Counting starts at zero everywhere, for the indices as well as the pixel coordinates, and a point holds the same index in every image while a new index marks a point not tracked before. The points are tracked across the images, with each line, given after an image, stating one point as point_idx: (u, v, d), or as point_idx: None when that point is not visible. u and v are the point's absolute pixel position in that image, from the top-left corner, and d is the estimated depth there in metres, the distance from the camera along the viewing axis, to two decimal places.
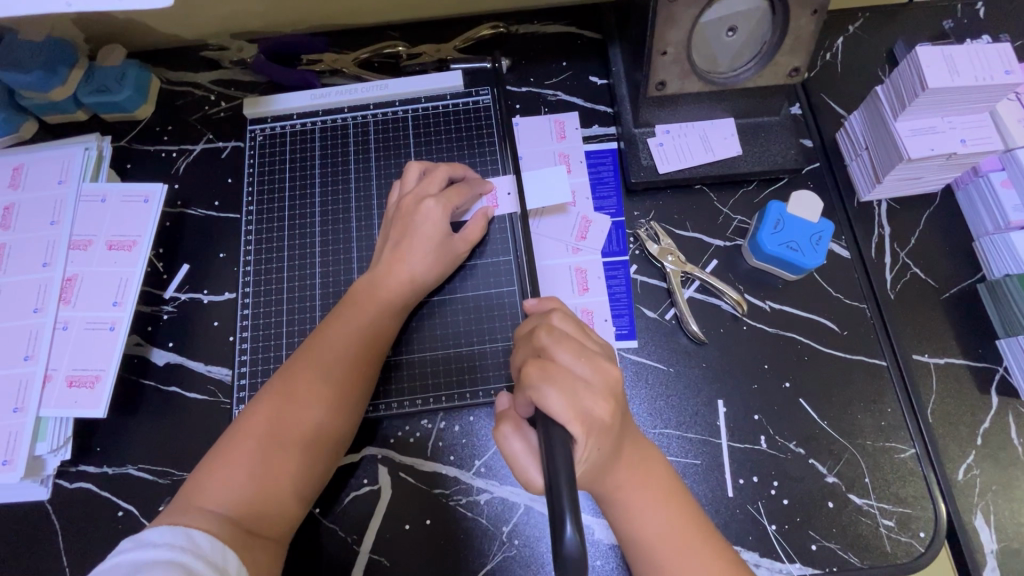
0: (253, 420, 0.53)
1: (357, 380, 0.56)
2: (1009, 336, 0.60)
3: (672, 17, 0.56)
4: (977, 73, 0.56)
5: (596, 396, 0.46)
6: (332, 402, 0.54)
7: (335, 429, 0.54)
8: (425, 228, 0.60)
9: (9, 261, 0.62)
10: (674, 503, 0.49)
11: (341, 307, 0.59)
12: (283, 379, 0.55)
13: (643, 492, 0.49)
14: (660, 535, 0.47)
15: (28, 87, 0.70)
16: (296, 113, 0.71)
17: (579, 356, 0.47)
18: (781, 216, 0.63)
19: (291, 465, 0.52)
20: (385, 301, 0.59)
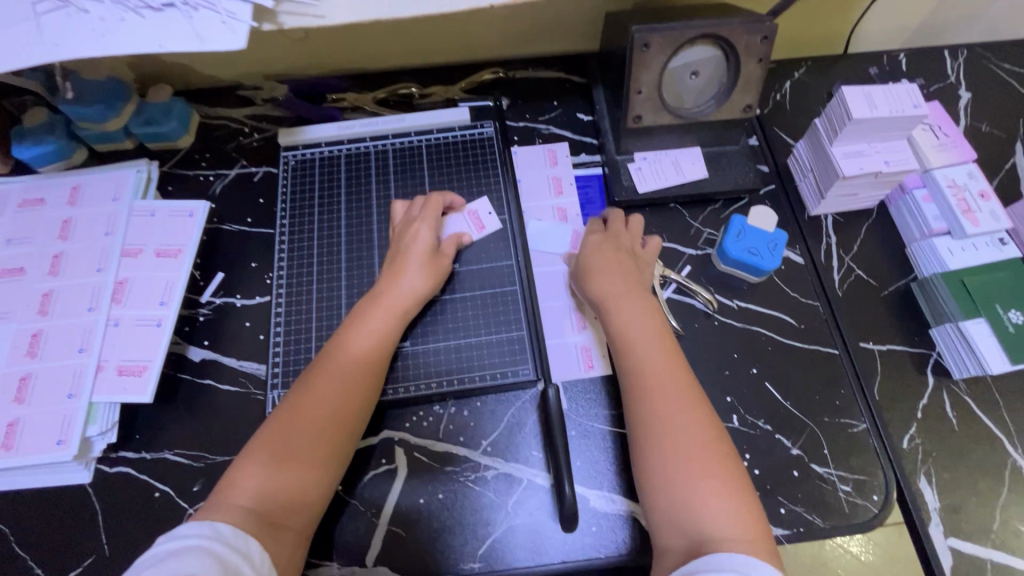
0: (269, 438, 0.57)
1: (362, 391, 0.62)
2: (939, 326, 0.70)
3: (645, 62, 0.69)
4: (892, 107, 0.68)
5: (619, 288, 0.65)
6: (343, 413, 0.60)
7: (347, 430, 0.60)
8: (417, 259, 0.69)
9: (66, 267, 0.70)
10: (692, 401, 0.57)
11: (347, 329, 0.65)
12: (293, 402, 0.59)
13: (670, 378, 0.58)
14: (676, 421, 0.56)
15: (87, 118, 0.79)
16: (324, 141, 0.82)
17: (614, 261, 0.68)
18: (743, 227, 0.74)
19: (309, 471, 0.57)
20: (388, 321, 0.66)
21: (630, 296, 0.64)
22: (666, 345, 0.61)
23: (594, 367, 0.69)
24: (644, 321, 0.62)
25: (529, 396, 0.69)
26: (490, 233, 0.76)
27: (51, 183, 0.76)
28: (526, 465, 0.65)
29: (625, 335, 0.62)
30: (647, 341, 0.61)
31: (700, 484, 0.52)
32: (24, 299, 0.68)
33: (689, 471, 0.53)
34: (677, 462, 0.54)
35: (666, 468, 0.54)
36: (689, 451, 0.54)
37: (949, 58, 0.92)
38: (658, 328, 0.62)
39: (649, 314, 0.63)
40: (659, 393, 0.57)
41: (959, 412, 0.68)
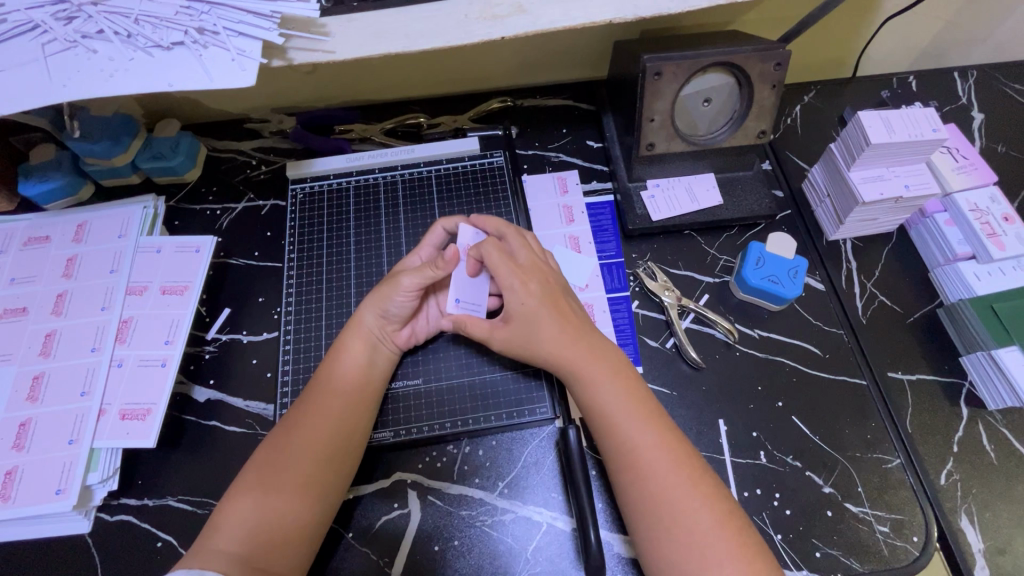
0: (249, 486, 0.55)
1: (342, 428, 0.59)
2: (970, 354, 0.68)
3: (657, 91, 0.68)
4: (910, 131, 0.67)
5: (576, 354, 0.60)
6: (328, 450, 0.58)
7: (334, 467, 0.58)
8: (392, 290, 0.64)
9: (69, 306, 0.68)
10: (687, 470, 0.54)
11: (330, 365, 0.63)
12: (272, 449, 0.58)
13: (664, 459, 0.54)
14: (670, 496, 0.53)
15: (94, 154, 0.78)
16: (332, 173, 0.81)
17: (547, 314, 0.61)
18: (761, 254, 0.72)
19: (296, 511, 0.54)
20: (360, 347, 0.64)
21: (595, 362, 0.59)
22: (644, 410, 0.57)
23: None
24: (615, 393, 0.58)
25: (546, 435, 0.66)
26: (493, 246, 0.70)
27: (56, 220, 0.75)
28: (546, 508, 0.62)
29: (599, 413, 0.58)
30: (625, 413, 0.57)
31: (709, 563, 0.50)
32: (26, 341, 0.66)
33: (685, 539, 0.51)
34: (681, 544, 0.51)
35: (671, 550, 0.51)
36: (692, 534, 0.51)
37: (959, 80, 0.91)
38: (631, 393, 0.58)
39: (613, 373, 0.59)
40: (648, 469, 0.54)
41: (997, 445, 0.65)
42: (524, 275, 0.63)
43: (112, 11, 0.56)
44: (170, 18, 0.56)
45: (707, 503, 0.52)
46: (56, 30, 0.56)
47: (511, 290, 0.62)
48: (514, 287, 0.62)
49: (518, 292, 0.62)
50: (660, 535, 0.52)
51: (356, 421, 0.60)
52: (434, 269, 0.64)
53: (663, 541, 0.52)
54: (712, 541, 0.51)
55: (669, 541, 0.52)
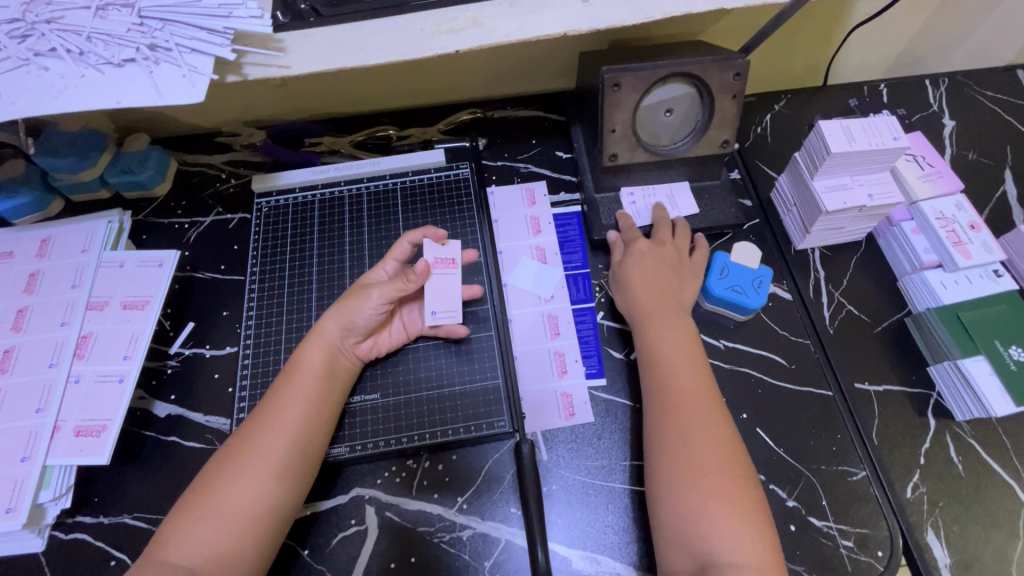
0: (224, 470, 0.56)
1: (320, 416, 0.61)
2: (937, 364, 0.67)
3: (617, 102, 0.68)
4: (870, 139, 0.67)
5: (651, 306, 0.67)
6: (300, 439, 0.58)
7: (289, 474, 0.57)
8: (361, 301, 0.64)
9: (29, 322, 0.68)
10: (711, 418, 0.59)
11: (285, 376, 0.62)
12: (224, 458, 0.58)
13: (702, 410, 0.59)
14: (698, 441, 0.57)
15: (61, 170, 0.78)
16: (298, 186, 0.81)
17: (643, 270, 0.70)
18: (725, 264, 0.72)
19: (265, 501, 0.55)
20: (321, 356, 0.63)
21: (672, 317, 0.66)
22: (694, 364, 0.63)
23: (575, 415, 0.66)
24: (679, 346, 0.64)
25: (506, 449, 0.65)
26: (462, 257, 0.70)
27: (22, 236, 0.75)
28: (504, 523, 0.61)
29: (658, 362, 0.64)
30: (673, 362, 0.63)
31: (707, 507, 0.53)
32: None
33: (700, 484, 0.55)
34: (690, 482, 0.55)
35: (681, 489, 0.55)
36: (702, 472, 0.55)
37: (930, 87, 0.91)
38: (689, 350, 0.64)
39: (676, 329, 0.65)
40: (688, 414, 0.59)
41: (965, 457, 0.64)
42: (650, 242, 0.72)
43: (65, 30, 0.57)
44: (122, 35, 0.57)
45: (719, 449, 0.57)
46: (8, 48, 0.56)
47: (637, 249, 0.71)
48: (642, 248, 0.71)
49: (635, 254, 0.71)
50: (672, 475, 0.56)
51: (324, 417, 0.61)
52: (404, 282, 0.64)
53: (673, 480, 0.56)
54: (716, 485, 0.54)
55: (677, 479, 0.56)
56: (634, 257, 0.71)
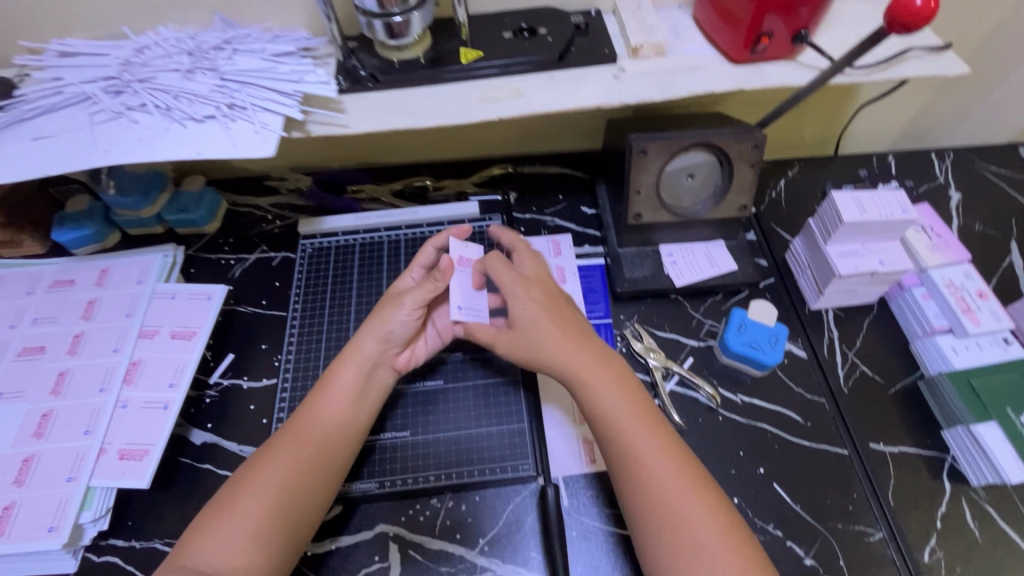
0: (239, 493, 0.58)
1: (337, 440, 0.62)
2: (951, 428, 0.68)
3: (643, 167, 0.74)
4: (881, 211, 0.71)
5: (587, 361, 0.62)
6: (320, 458, 0.61)
7: (313, 490, 0.60)
8: (396, 310, 0.68)
9: (84, 347, 0.73)
10: (682, 472, 0.57)
11: (317, 391, 0.65)
12: (249, 470, 0.60)
13: (669, 467, 0.57)
14: (672, 499, 0.56)
15: (124, 207, 0.85)
16: (341, 231, 0.87)
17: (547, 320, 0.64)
18: (743, 321, 0.76)
19: (282, 525, 0.57)
20: (353, 372, 0.65)
21: (602, 370, 0.62)
22: (653, 423, 0.60)
23: (595, 462, 0.67)
24: (620, 401, 0.61)
25: (528, 492, 0.66)
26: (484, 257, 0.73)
27: (83, 266, 0.81)
28: (524, 568, 0.61)
29: (606, 421, 0.60)
30: (630, 419, 0.60)
31: (696, 560, 0.53)
32: (40, 379, 0.70)
33: (682, 542, 0.54)
34: (677, 547, 0.54)
35: (668, 553, 0.54)
36: (683, 529, 0.54)
37: (936, 160, 0.96)
38: (631, 399, 0.61)
39: (616, 380, 0.62)
40: (654, 475, 0.57)
41: (981, 523, 0.64)
42: (526, 286, 0.67)
43: (156, 89, 0.64)
44: (204, 95, 0.64)
45: (702, 503, 0.56)
46: (105, 103, 0.64)
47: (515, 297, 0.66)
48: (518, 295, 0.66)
49: (522, 298, 0.65)
50: (660, 538, 0.55)
51: (344, 440, 0.63)
52: (434, 284, 0.67)
53: (659, 546, 0.55)
54: (708, 545, 0.53)
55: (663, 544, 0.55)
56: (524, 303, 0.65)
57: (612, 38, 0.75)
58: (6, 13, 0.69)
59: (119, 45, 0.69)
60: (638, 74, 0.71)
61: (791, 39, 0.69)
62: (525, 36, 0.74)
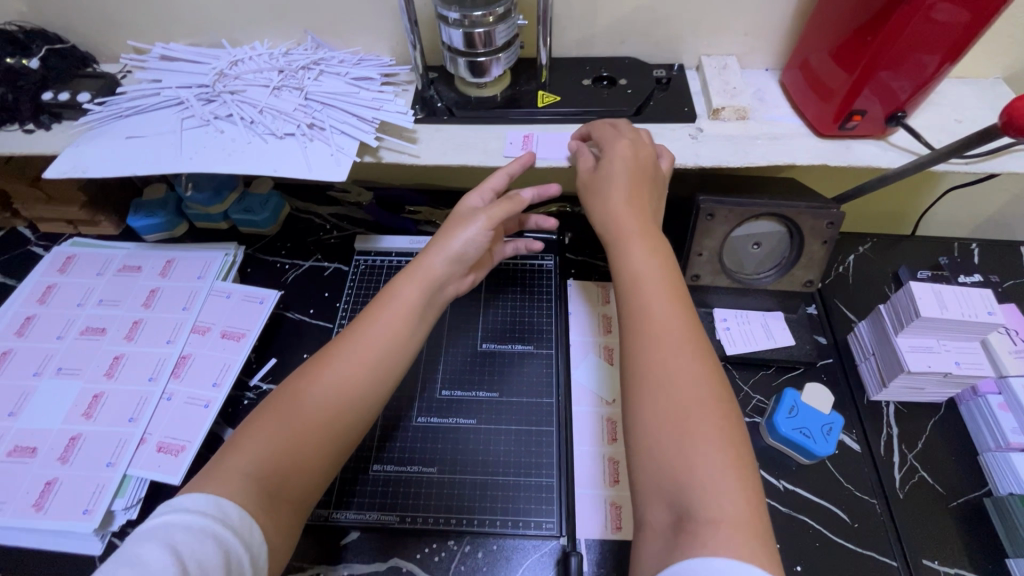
0: (294, 390, 0.54)
1: (397, 349, 0.58)
2: (1018, 556, 0.63)
3: (709, 229, 0.72)
4: (963, 310, 0.67)
5: (634, 214, 0.59)
6: (376, 374, 0.57)
7: (359, 391, 0.56)
8: (467, 227, 0.64)
9: (141, 334, 0.76)
10: (696, 351, 0.51)
11: (377, 303, 0.61)
12: (302, 376, 0.56)
13: (685, 351, 0.51)
14: (677, 378, 0.49)
15: (196, 202, 0.89)
16: (395, 251, 0.88)
17: (628, 180, 0.60)
18: (795, 403, 0.71)
19: (321, 430, 0.53)
20: (415, 294, 0.61)
21: (641, 236, 0.57)
22: (679, 295, 0.54)
23: (622, 529, 0.63)
24: (651, 257, 0.56)
25: (548, 552, 0.63)
26: (534, 133, 0.71)
27: (152, 254, 0.85)
28: None
29: (638, 280, 0.55)
30: (655, 286, 0.54)
31: (701, 451, 0.46)
32: (96, 360, 0.73)
33: (686, 433, 0.46)
34: (662, 418, 0.48)
35: (654, 424, 0.48)
36: (685, 413, 0.47)
37: None
38: (671, 271, 0.56)
39: (664, 256, 0.57)
40: (667, 345, 0.51)
41: None
42: (629, 149, 0.62)
43: (244, 101, 0.67)
44: (288, 112, 0.66)
45: (708, 381, 0.49)
46: (196, 110, 0.67)
47: (614, 154, 0.62)
48: (618, 151, 0.62)
49: (611, 154, 0.62)
50: (648, 411, 0.49)
51: (398, 366, 0.59)
52: (511, 209, 0.65)
53: (649, 415, 0.49)
54: (709, 444, 0.46)
55: (652, 414, 0.48)
56: (613, 159, 0.62)
57: (692, 94, 0.74)
58: (122, 17, 0.74)
59: (216, 54, 0.73)
60: (716, 136, 0.69)
61: (885, 120, 0.66)
62: (604, 84, 0.74)
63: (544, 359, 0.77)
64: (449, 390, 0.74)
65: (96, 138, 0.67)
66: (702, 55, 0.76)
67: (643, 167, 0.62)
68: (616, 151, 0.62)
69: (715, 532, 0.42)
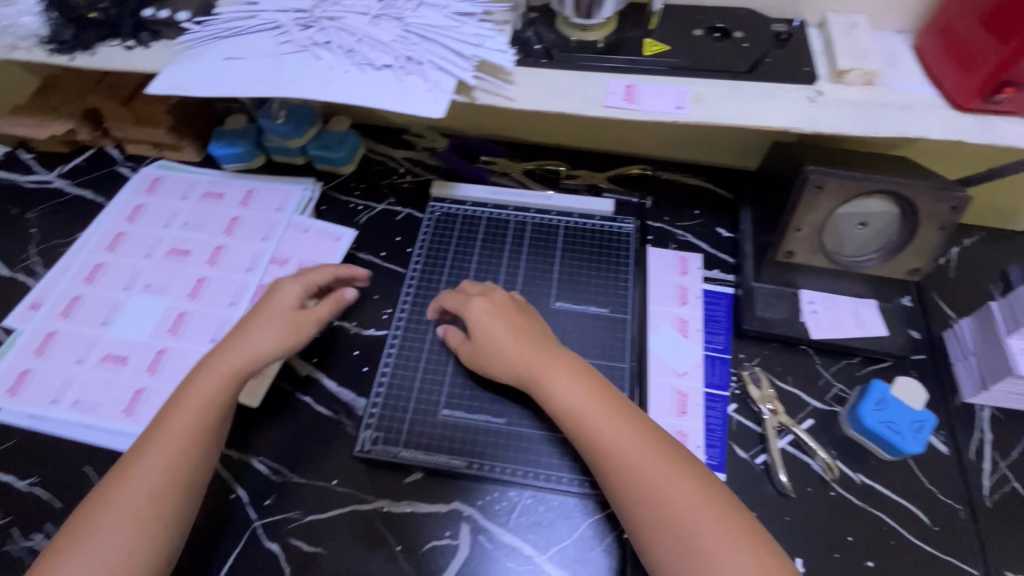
0: (113, 490, 0.55)
1: (204, 435, 0.59)
2: None
3: (814, 203, 0.67)
4: None
5: (544, 353, 0.63)
6: (189, 452, 0.58)
7: (180, 475, 0.57)
8: (256, 330, 0.65)
9: (222, 260, 0.77)
10: (657, 447, 0.56)
11: (176, 395, 0.61)
12: (114, 478, 0.56)
13: (644, 451, 0.56)
14: (653, 478, 0.54)
15: (277, 133, 0.88)
16: (471, 201, 0.85)
17: (513, 325, 0.66)
18: (883, 396, 0.67)
19: (144, 523, 0.54)
20: (213, 378, 0.62)
21: (551, 362, 0.62)
22: (617, 405, 0.59)
23: None
24: (577, 386, 0.60)
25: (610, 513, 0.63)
26: (635, 82, 0.66)
27: (233, 183, 0.86)
28: None
29: (575, 415, 0.59)
30: (595, 409, 0.59)
31: (704, 538, 0.51)
32: (181, 280, 0.75)
33: (688, 531, 0.51)
34: (660, 531, 0.52)
35: (653, 539, 0.53)
36: (676, 516, 0.52)
37: None
38: (595, 389, 0.61)
39: (585, 376, 0.62)
40: (631, 458, 0.56)
41: None
42: (485, 299, 0.69)
43: (343, 29, 0.65)
44: (387, 44, 0.64)
45: (678, 467, 0.55)
46: (294, 35, 0.65)
47: (473, 310, 0.68)
48: (478, 305, 0.68)
49: (479, 319, 0.67)
50: (656, 529, 0.53)
51: (201, 445, 0.59)
52: (291, 316, 0.67)
53: (647, 530, 0.53)
54: (705, 527, 0.51)
55: (648, 526, 0.53)
56: (477, 313, 0.67)
57: (813, 54, 0.67)
58: None
59: None
60: (837, 101, 0.63)
61: None
62: (717, 36, 0.68)
63: (618, 323, 0.74)
64: None
65: (194, 57, 0.66)
66: (829, 11, 0.69)
67: (510, 305, 0.69)
68: (479, 305, 0.68)
69: None
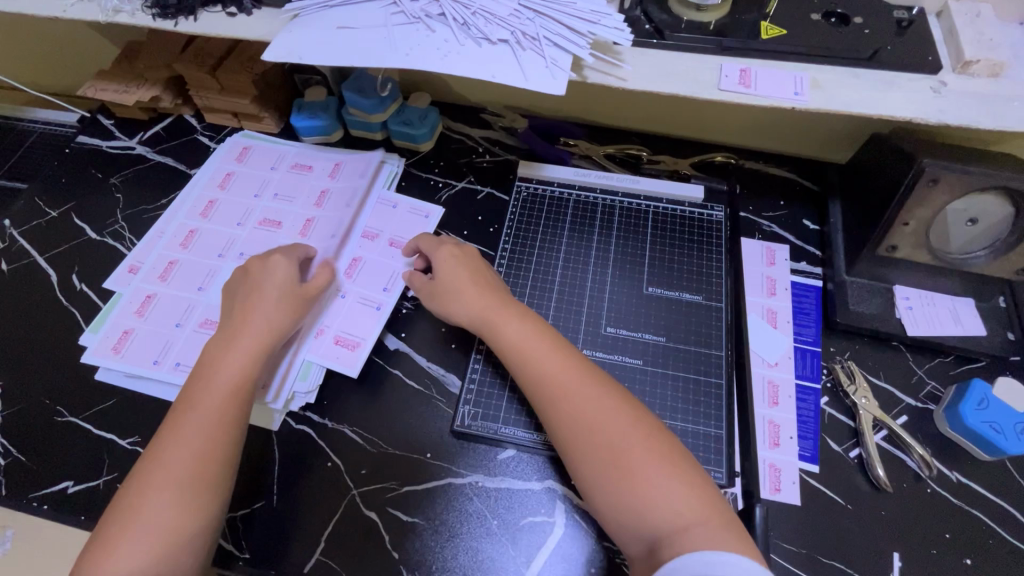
0: (147, 476, 0.54)
1: (241, 401, 0.60)
2: None
3: (925, 197, 0.66)
4: None
5: (495, 303, 0.65)
6: (224, 421, 0.58)
7: (207, 445, 0.56)
8: (258, 300, 0.67)
9: (313, 233, 0.78)
10: (596, 387, 0.58)
11: (198, 373, 0.61)
12: (146, 460, 0.56)
13: (588, 390, 0.57)
14: (595, 415, 0.55)
15: (359, 107, 0.88)
16: (558, 181, 0.85)
17: (472, 275, 0.68)
18: (985, 396, 0.66)
19: (176, 495, 0.53)
20: (244, 357, 0.63)
21: (503, 306, 0.65)
22: (563, 350, 0.61)
23: (780, 492, 0.65)
24: (521, 328, 0.63)
25: None
26: (749, 65, 0.64)
27: (320, 156, 0.87)
28: None
29: (522, 358, 0.61)
30: (535, 349, 0.61)
31: (643, 469, 0.52)
32: None
33: (629, 465, 0.52)
34: (600, 462, 0.54)
35: (595, 471, 0.54)
36: (613, 447, 0.53)
37: None
38: (541, 333, 0.62)
39: (533, 322, 0.64)
40: (569, 395, 0.57)
41: None
42: (450, 248, 0.72)
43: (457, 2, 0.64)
44: (502, 19, 0.63)
45: (620, 410, 0.56)
46: (406, 7, 0.65)
47: (439, 258, 0.71)
48: (444, 255, 0.71)
49: (444, 265, 0.70)
50: (594, 462, 0.54)
51: (235, 416, 0.59)
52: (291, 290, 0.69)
53: (588, 464, 0.54)
54: (643, 458, 0.53)
55: (588, 459, 0.54)
56: (440, 260, 0.70)
57: (934, 42, 0.66)
58: None
59: None
60: (961, 92, 0.62)
61: None
62: (834, 22, 0.67)
63: (711, 311, 0.74)
64: (615, 327, 0.73)
65: (304, 26, 0.66)
66: None
67: (464, 256, 0.71)
68: (442, 252, 0.71)
69: (682, 534, 0.48)
